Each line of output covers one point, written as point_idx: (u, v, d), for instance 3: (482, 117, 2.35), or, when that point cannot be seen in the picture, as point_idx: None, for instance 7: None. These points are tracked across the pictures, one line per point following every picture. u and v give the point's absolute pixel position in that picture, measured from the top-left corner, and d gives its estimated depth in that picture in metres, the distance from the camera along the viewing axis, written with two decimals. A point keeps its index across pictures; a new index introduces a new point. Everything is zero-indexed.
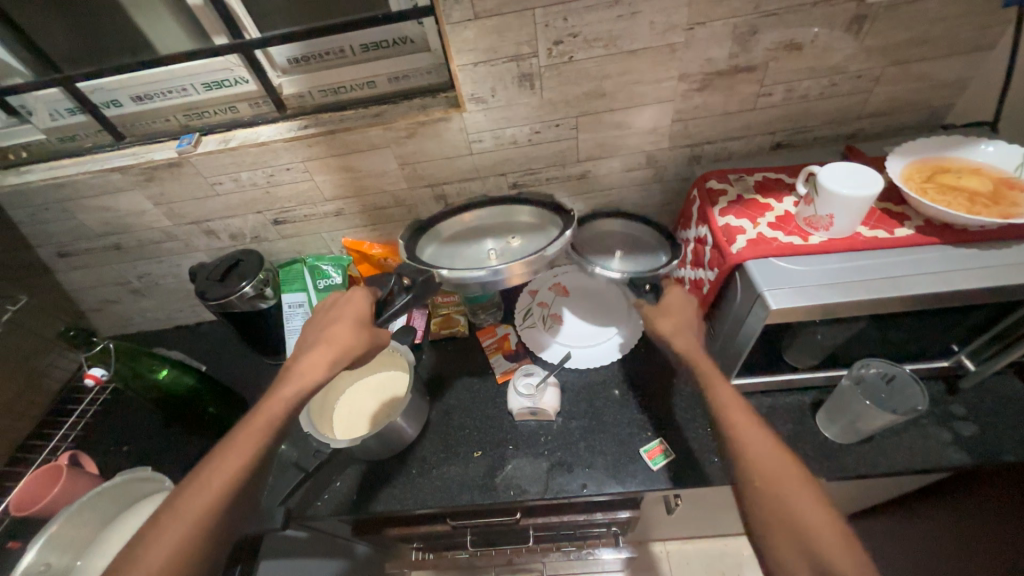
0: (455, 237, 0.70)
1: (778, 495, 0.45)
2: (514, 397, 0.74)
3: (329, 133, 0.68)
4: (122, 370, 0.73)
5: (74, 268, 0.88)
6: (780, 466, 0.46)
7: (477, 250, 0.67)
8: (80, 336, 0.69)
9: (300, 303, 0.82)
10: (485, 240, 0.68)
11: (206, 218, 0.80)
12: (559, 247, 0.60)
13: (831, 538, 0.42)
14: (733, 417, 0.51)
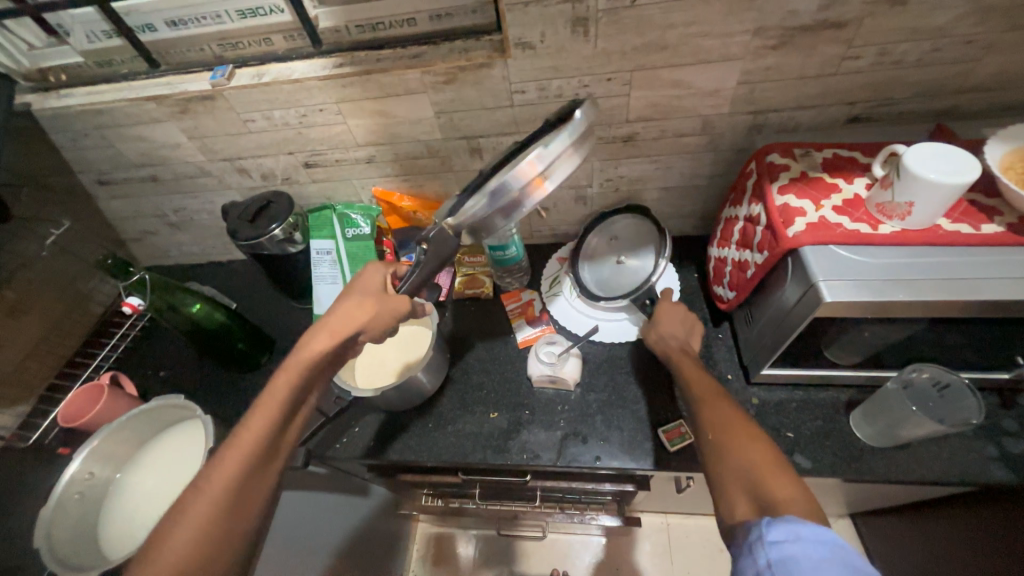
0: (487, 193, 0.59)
1: (731, 446, 0.46)
2: (534, 363, 0.73)
3: (365, 74, 0.64)
4: (157, 301, 0.75)
5: (114, 197, 0.90)
6: (736, 422, 0.48)
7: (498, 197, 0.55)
8: (117, 265, 0.71)
9: (328, 250, 0.82)
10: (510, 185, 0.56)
11: (239, 156, 0.79)
12: (561, 143, 0.46)
13: (780, 485, 0.42)
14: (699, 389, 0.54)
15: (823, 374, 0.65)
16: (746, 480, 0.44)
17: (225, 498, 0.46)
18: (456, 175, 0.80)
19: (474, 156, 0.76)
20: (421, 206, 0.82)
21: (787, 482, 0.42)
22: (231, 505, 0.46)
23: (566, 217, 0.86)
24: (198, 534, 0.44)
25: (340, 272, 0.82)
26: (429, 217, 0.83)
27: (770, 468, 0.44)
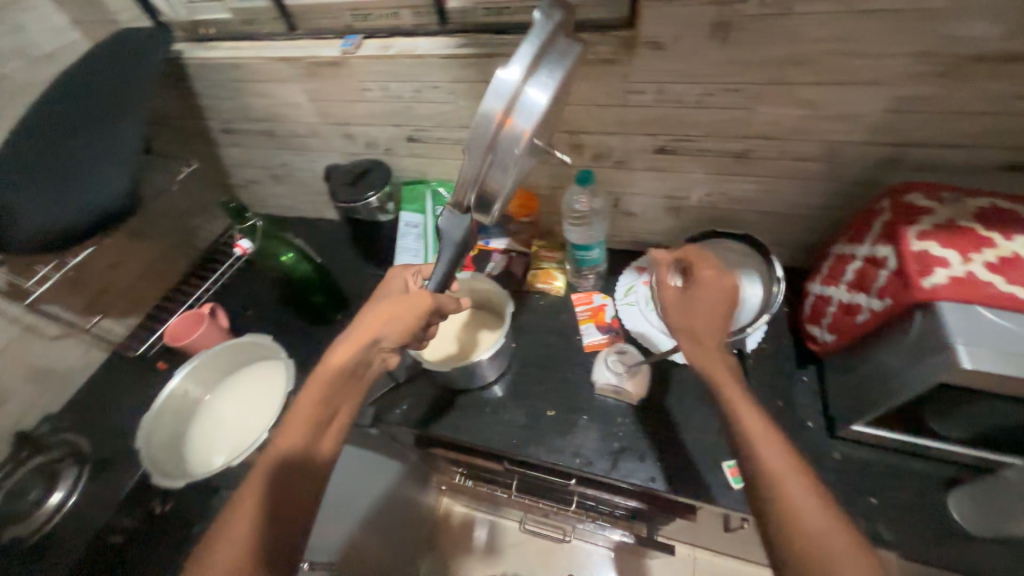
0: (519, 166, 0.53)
1: (790, 505, 0.43)
2: (600, 370, 0.71)
3: (485, 57, 0.65)
4: (260, 247, 0.82)
5: (232, 145, 0.97)
6: (787, 470, 0.45)
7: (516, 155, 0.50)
8: (236, 211, 0.78)
9: (416, 225, 0.85)
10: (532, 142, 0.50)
11: (348, 122, 0.83)
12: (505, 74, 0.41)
13: (837, 551, 0.40)
14: (747, 422, 0.48)
15: (923, 443, 0.58)
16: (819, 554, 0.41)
17: (274, 507, 0.48)
18: (550, 167, 0.78)
19: (573, 151, 0.74)
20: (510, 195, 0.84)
21: (845, 544, 0.41)
22: (276, 515, 0.48)
23: (653, 227, 0.83)
24: (248, 544, 0.46)
25: (423, 246, 0.85)
26: (516, 206, 0.85)
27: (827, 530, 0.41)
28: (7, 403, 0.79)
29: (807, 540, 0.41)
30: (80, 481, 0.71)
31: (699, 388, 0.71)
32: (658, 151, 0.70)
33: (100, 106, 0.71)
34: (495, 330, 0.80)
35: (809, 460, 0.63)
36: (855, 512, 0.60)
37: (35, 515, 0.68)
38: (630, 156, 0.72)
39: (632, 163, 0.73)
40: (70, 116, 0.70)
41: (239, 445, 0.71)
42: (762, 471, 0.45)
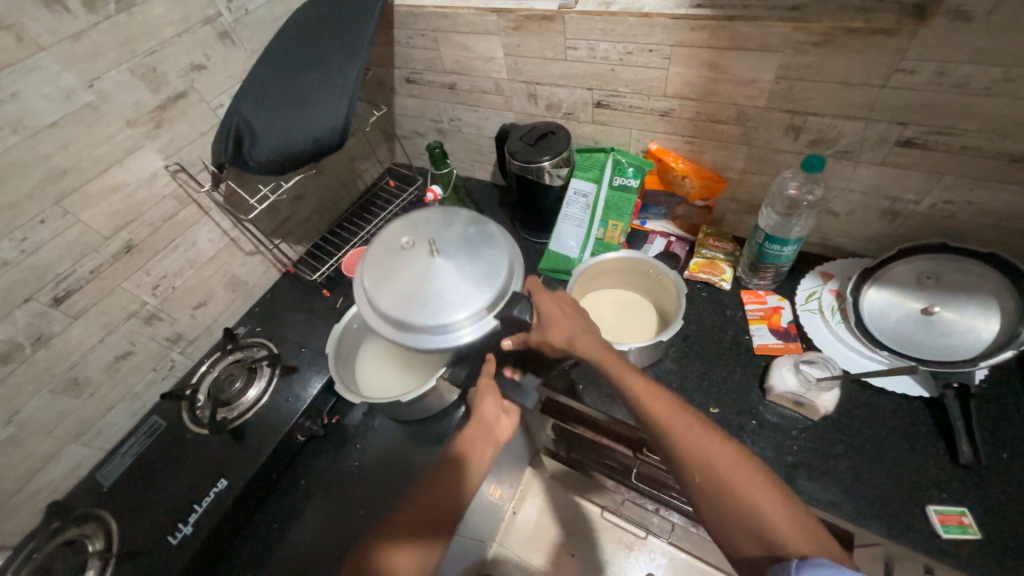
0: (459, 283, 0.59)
1: (693, 457, 0.51)
2: (779, 376, 0.65)
3: (725, 19, 0.60)
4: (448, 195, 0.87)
5: (410, 95, 1.01)
6: (684, 428, 0.52)
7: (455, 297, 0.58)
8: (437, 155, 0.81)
9: (585, 193, 0.83)
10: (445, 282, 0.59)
11: (538, 81, 0.82)
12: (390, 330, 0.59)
13: (767, 504, 0.48)
14: (633, 386, 0.57)
15: None
16: (745, 500, 0.48)
17: None
18: (751, 150, 0.72)
19: (788, 134, 0.67)
20: (693, 173, 0.79)
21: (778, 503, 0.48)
22: None
23: (854, 230, 0.74)
24: None
25: (589, 217, 0.83)
26: (696, 185, 0.79)
27: (753, 484, 0.49)
28: (210, 302, 0.91)
29: (725, 488, 0.49)
30: (272, 379, 0.77)
31: (898, 418, 0.63)
32: (902, 144, 0.61)
33: (327, 44, 0.76)
34: (653, 327, 0.79)
35: None
36: None
37: (235, 403, 0.74)
38: (860, 147, 0.64)
39: (859, 155, 0.65)
40: (303, 52, 0.77)
41: (413, 376, 0.75)
42: (662, 429, 0.53)
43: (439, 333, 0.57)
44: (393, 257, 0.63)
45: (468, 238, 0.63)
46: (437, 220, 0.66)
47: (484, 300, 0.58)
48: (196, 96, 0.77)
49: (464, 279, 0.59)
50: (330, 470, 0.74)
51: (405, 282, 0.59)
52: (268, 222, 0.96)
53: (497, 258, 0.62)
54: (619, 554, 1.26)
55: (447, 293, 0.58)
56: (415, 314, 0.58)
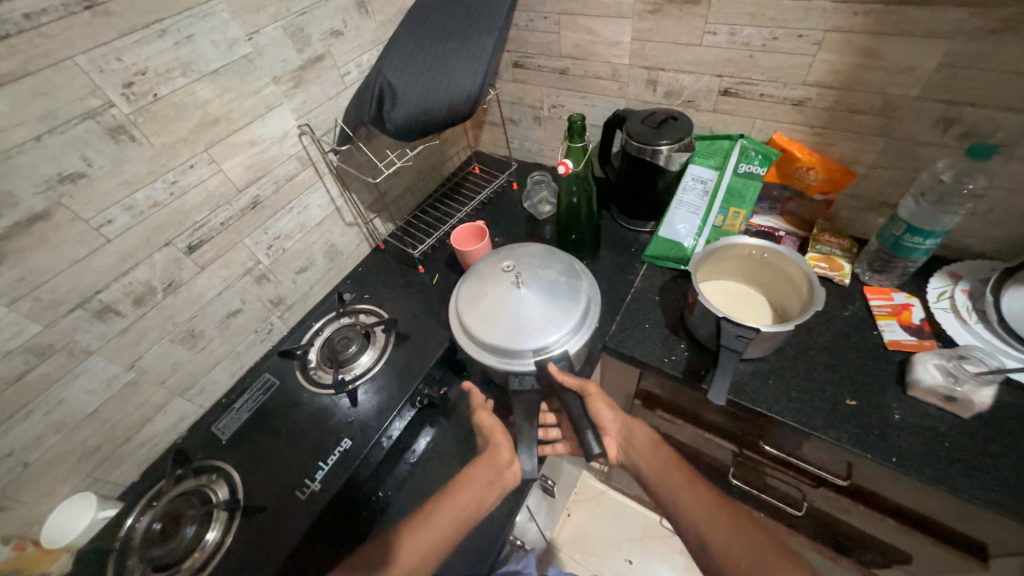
0: (531, 316, 0.64)
1: None
2: (927, 368, 0.63)
3: (892, 4, 0.60)
4: (578, 172, 0.80)
5: (513, 80, 1.03)
6: None
7: (522, 329, 0.63)
8: (575, 128, 0.75)
9: (703, 180, 0.82)
10: (520, 315, 0.64)
11: (663, 67, 0.82)
12: (461, 337, 0.67)
13: None
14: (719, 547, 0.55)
15: None
16: None
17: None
18: (890, 142, 0.71)
19: (938, 127, 0.66)
20: (821, 165, 0.78)
21: None
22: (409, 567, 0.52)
23: (989, 231, 0.73)
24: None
25: (707, 204, 0.83)
26: (821, 177, 0.79)
27: None
28: (310, 268, 0.91)
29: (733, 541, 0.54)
30: (385, 346, 0.77)
31: None
32: None
33: (465, 17, 0.77)
34: (768, 317, 0.75)
35: None
36: None
37: (351, 365, 0.74)
38: (1016, 141, 0.63)
39: (1015, 150, 0.64)
40: (439, 25, 0.78)
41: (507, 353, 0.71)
42: None
43: (494, 351, 0.63)
44: (489, 276, 0.71)
45: (555, 282, 0.69)
46: (538, 261, 0.72)
47: (539, 341, 0.62)
48: (330, 61, 0.79)
49: (533, 316, 0.64)
50: (442, 441, 0.71)
51: (485, 297, 0.67)
52: (368, 194, 0.97)
53: (572, 308, 0.65)
54: (680, 565, 1.26)
55: (516, 322, 0.64)
56: (481, 324, 0.64)
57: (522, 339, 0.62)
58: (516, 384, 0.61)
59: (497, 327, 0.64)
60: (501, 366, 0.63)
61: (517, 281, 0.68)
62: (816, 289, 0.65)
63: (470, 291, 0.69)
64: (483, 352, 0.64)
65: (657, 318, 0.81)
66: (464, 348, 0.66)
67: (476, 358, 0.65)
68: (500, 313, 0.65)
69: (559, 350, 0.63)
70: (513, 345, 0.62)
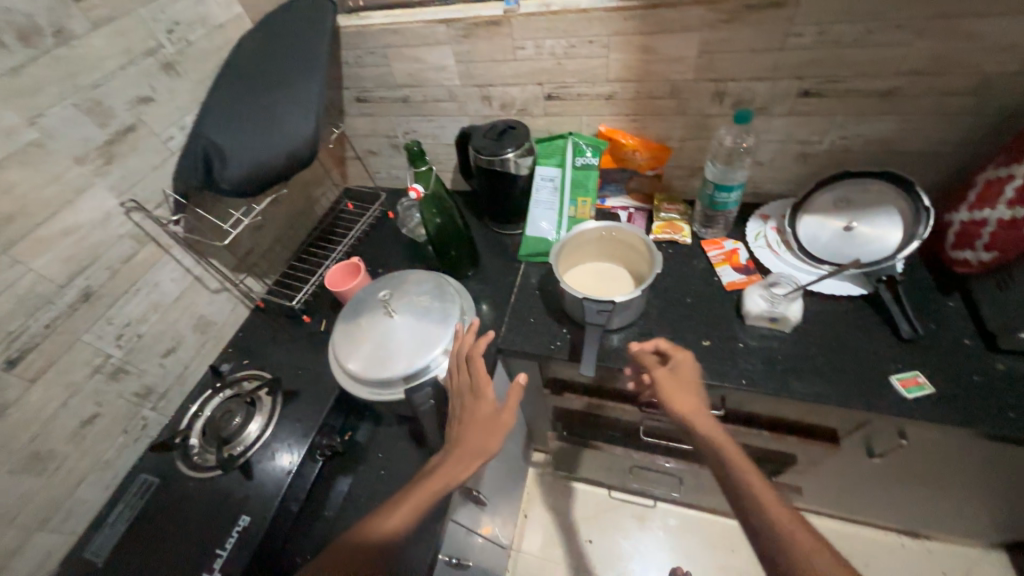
0: (404, 342, 0.66)
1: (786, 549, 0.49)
2: (752, 300, 0.75)
3: (649, 9, 0.71)
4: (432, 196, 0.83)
5: (361, 114, 1.04)
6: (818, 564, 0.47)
7: (396, 357, 0.65)
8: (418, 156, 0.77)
9: (551, 178, 0.91)
10: (393, 344, 0.66)
11: (490, 83, 0.89)
12: (343, 378, 0.67)
13: None
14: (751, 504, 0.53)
15: None
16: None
17: None
18: (687, 118, 0.83)
19: (715, 100, 0.79)
20: (642, 146, 0.89)
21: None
22: None
23: (778, 175, 0.88)
24: None
25: (559, 198, 0.91)
26: (646, 156, 0.89)
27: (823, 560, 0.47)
28: (179, 348, 0.84)
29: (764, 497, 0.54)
30: (274, 408, 0.74)
31: (851, 315, 0.75)
32: (802, 95, 0.75)
33: (284, 63, 0.77)
34: (627, 286, 0.83)
35: (975, 372, 0.66)
36: None
37: (239, 438, 0.70)
38: (771, 103, 0.77)
39: (772, 110, 0.78)
40: (260, 75, 0.77)
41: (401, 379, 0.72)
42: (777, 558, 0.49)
43: (364, 384, 0.65)
44: (362, 310, 0.71)
45: (424, 302, 0.70)
46: (416, 286, 0.73)
47: (408, 367, 0.64)
48: (145, 129, 0.74)
49: (405, 342, 0.66)
50: (355, 488, 0.70)
51: (359, 333, 0.68)
52: (230, 256, 0.92)
53: (442, 325, 0.67)
54: (634, 528, 1.34)
55: (389, 352, 0.65)
56: (357, 361, 0.65)
57: (394, 368, 0.64)
58: (418, 400, 0.63)
59: (372, 360, 0.65)
60: (383, 397, 0.64)
61: (387, 310, 0.69)
62: (653, 253, 0.76)
63: (344, 330, 0.69)
64: (365, 388, 0.65)
65: (540, 311, 0.86)
66: (348, 388, 0.67)
67: (360, 395, 0.66)
68: (373, 346, 0.66)
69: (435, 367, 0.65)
70: (388, 375, 0.63)
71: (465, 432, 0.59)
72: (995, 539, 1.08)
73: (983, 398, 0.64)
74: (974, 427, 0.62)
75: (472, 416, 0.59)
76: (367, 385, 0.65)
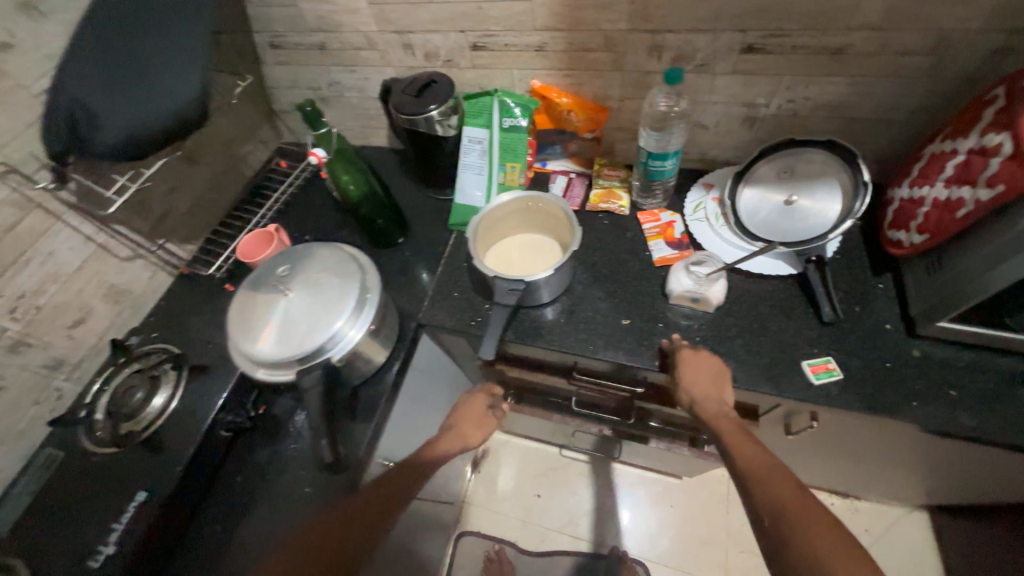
0: (298, 322, 0.63)
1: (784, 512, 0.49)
2: (677, 278, 0.71)
3: None
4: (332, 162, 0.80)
5: (279, 63, 0.94)
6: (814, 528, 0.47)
7: (288, 339, 0.62)
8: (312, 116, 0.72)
9: (479, 140, 0.83)
10: (286, 324, 0.63)
11: (410, 29, 0.79)
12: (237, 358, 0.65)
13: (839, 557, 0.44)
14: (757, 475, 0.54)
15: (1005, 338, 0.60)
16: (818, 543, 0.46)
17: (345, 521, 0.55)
18: (624, 75, 0.75)
19: (652, 55, 0.71)
20: (577, 106, 0.81)
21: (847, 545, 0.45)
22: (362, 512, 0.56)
23: (723, 140, 0.81)
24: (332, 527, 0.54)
25: (488, 163, 0.84)
26: (583, 118, 0.82)
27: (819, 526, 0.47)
28: (89, 319, 0.82)
29: (797, 512, 0.49)
30: (178, 383, 0.73)
31: (776, 296, 0.72)
32: (745, 51, 0.67)
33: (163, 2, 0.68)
34: (552, 258, 0.79)
35: (890, 358, 0.64)
36: (937, 404, 0.61)
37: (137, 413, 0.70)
38: (712, 59, 0.69)
39: (714, 67, 0.70)
40: (136, 16, 0.68)
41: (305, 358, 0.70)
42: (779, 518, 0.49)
43: (257, 365, 0.63)
44: (258, 288, 0.68)
45: (323, 280, 0.67)
46: (316, 261, 0.69)
47: (300, 348, 0.61)
48: (9, 81, 0.66)
49: (298, 323, 0.63)
50: (263, 462, 0.70)
51: (252, 313, 0.65)
52: (140, 221, 0.87)
53: (338, 304, 0.64)
54: (580, 484, 1.39)
55: (282, 333, 0.63)
56: (248, 344, 0.63)
57: (286, 349, 0.61)
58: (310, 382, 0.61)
59: (264, 342, 0.62)
60: (277, 378, 0.63)
61: (282, 288, 0.66)
62: (575, 229, 0.72)
63: (238, 309, 0.66)
64: (259, 370, 0.63)
65: (464, 284, 0.83)
66: (244, 370, 0.65)
67: (255, 377, 0.64)
68: (265, 327, 0.63)
69: (331, 348, 0.63)
70: (280, 356, 0.61)
71: (457, 422, 0.80)
72: (916, 500, 1.12)
73: (891, 385, 0.63)
74: (876, 414, 0.61)
75: (463, 412, 0.82)
76: (260, 367, 0.63)
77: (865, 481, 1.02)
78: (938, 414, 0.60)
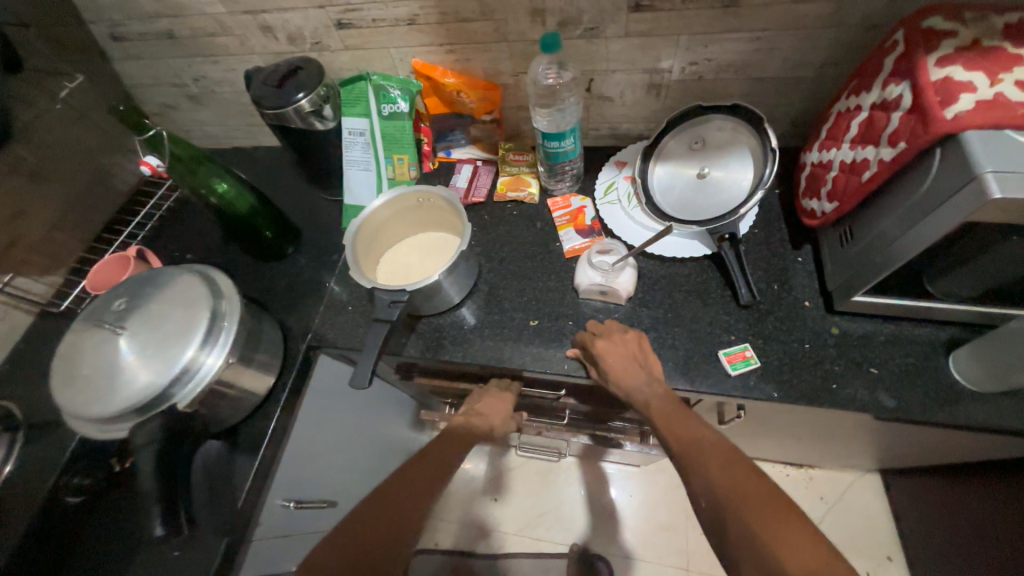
0: (135, 364, 0.54)
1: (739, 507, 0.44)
2: (584, 272, 0.65)
3: None
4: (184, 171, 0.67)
5: (130, 57, 0.81)
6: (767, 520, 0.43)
7: (122, 385, 0.53)
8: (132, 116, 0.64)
9: (361, 131, 0.74)
10: (121, 369, 0.53)
11: (262, 8, 0.68)
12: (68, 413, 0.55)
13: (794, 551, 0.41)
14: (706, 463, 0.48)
15: (921, 308, 0.55)
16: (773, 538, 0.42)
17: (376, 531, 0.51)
18: (511, 46, 0.67)
19: (536, 20, 0.63)
20: (465, 86, 0.72)
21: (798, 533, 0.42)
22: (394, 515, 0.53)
23: (630, 112, 0.74)
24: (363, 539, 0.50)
25: (373, 157, 0.76)
26: (475, 98, 0.73)
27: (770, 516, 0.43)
28: None
29: (738, 502, 0.45)
30: (13, 449, 0.64)
31: (692, 281, 0.66)
32: (633, 9, 0.60)
33: None
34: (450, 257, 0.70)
35: (809, 339, 0.60)
36: (858, 384, 0.57)
37: None
38: (600, 21, 0.61)
39: (604, 30, 0.63)
40: None
41: None
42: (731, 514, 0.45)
43: (88, 420, 0.53)
44: (91, 328, 0.57)
45: (167, 311, 0.57)
46: (163, 289, 0.59)
47: (138, 396, 0.52)
48: None
49: (135, 365, 0.54)
50: (127, 526, 0.61)
51: (81, 358, 0.55)
52: None
53: (184, 339, 0.55)
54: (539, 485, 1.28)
55: (115, 378, 0.53)
56: (75, 395, 0.53)
57: (120, 399, 0.52)
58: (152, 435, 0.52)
59: (93, 392, 0.53)
60: (115, 433, 0.53)
61: (117, 326, 0.56)
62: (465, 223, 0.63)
63: (66, 356, 0.56)
64: (93, 425, 0.53)
65: (360, 296, 0.74)
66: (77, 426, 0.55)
67: (89, 433, 0.54)
68: (95, 373, 0.53)
69: (178, 391, 0.54)
70: (113, 407, 0.52)
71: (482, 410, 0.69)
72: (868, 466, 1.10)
73: (811, 368, 0.58)
74: (796, 402, 0.56)
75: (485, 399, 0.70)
76: (92, 421, 0.53)
77: (816, 454, 0.98)
78: (859, 396, 0.56)
